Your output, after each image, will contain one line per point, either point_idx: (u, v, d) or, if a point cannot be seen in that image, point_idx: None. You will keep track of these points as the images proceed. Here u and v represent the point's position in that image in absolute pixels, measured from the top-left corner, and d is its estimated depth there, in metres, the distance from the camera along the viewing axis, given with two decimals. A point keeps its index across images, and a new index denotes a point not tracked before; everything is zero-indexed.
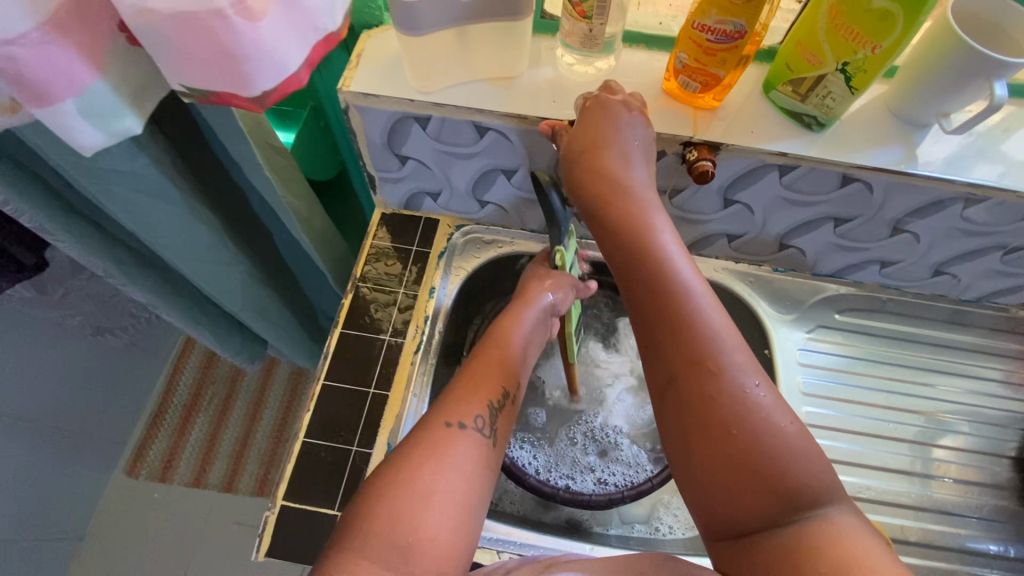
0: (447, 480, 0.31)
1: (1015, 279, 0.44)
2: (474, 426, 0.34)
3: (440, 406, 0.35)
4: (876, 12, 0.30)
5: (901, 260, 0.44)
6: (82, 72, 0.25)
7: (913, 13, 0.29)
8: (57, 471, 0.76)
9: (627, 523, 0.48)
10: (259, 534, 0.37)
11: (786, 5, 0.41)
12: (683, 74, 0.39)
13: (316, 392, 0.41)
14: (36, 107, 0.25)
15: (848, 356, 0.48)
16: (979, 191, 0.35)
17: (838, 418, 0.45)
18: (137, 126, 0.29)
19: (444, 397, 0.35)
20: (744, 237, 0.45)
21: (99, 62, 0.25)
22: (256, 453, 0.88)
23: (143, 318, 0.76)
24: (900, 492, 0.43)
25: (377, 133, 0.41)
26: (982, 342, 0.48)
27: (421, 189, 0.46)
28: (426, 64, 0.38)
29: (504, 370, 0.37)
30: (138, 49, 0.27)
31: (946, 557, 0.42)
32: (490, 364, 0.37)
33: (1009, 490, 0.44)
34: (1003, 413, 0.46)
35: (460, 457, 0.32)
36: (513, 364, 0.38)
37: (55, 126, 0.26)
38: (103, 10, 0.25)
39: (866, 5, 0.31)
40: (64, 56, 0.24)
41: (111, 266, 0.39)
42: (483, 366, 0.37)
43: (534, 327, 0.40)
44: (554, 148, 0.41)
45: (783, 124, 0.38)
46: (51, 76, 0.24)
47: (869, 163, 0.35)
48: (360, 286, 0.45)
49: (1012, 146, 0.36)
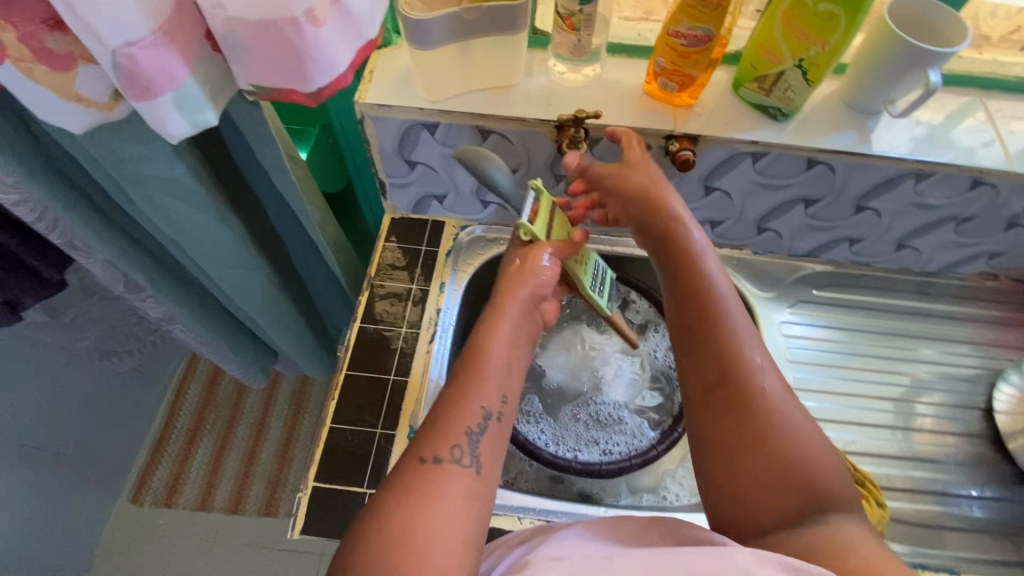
0: (427, 523, 0.30)
1: (970, 249, 0.52)
2: (453, 460, 0.33)
3: (416, 444, 0.34)
4: (822, 14, 0.37)
5: (866, 237, 0.52)
6: (180, 68, 0.26)
7: (853, 13, 0.36)
8: (100, 437, 0.94)
9: (635, 492, 0.49)
10: (292, 514, 0.43)
11: (746, 16, 0.48)
12: (662, 76, 0.43)
13: (339, 382, 0.48)
14: (138, 100, 0.26)
15: (829, 326, 0.55)
16: (927, 167, 0.44)
17: (820, 381, 0.52)
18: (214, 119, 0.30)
19: (421, 434, 0.34)
20: (725, 222, 0.52)
21: (190, 63, 0.26)
22: (268, 449, 1.06)
23: (148, 340, 0.93)
24: (885, 444, 0.49)
25: (390, 140, 0.47)
26: (951, 308, 0.56)
27: (428, 193, 0.53)
28: (432, 79, 0.43)
29: (484, 386, 0.35)
30: (220, 54, 0.28)
31: (929, 499, 0.47)
32: (468, 380, 0.35)
33: (981, 437, 0.50)
34: (973, 371, 0.53)
35: (441, 496, 0.31)
36: (497, 375, 0.36)
37: (151, 117, 0.27)
38: (195, 20, 0.26)
39: (814, 9, 0.37)
40: (170, 55, 0.25)
41: (137, 266, 0.50)
42: (458, 386, 0.35)
43: (515, 331, 0.37)
44: (551, 145, 0.46)
45: (753, 117, 0.45)
46: (156, 72, 0.25)
47: (830, 146, 0.43)
48: (376, 284, 0.53)
49: (950, 129, 0.45)
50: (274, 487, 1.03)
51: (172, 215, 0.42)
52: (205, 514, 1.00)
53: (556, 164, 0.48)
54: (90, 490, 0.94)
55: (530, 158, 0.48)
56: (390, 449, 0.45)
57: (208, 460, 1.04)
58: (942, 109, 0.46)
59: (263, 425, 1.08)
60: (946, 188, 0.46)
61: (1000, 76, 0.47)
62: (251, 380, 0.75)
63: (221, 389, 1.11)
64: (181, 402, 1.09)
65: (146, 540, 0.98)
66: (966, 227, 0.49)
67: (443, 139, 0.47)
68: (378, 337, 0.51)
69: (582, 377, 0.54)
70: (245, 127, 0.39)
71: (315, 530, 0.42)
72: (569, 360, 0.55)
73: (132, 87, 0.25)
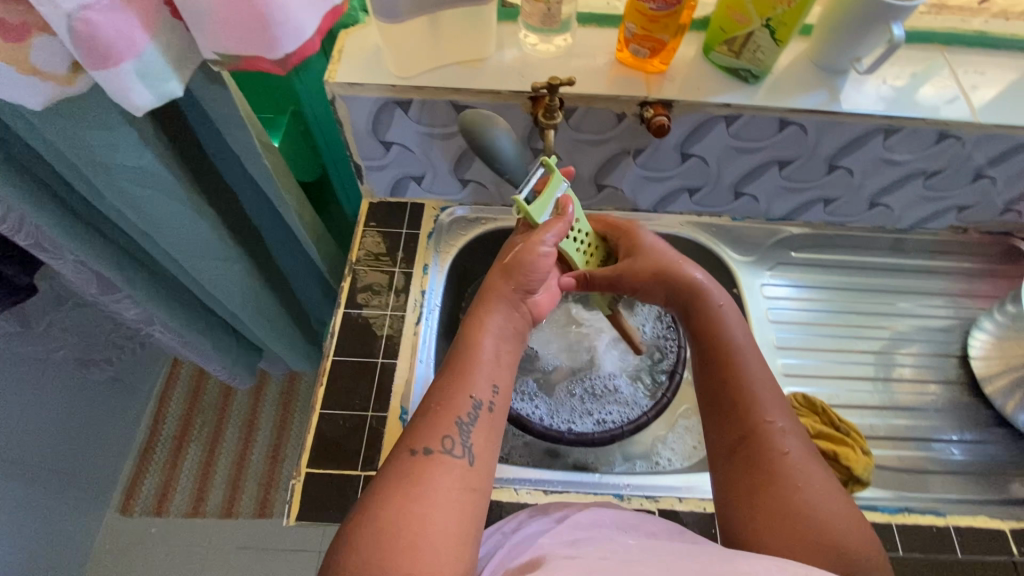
0: (421, 512, 0.30)
1: (939, 203, 0.53)
2: (445, 450, 0.33)
3: (410, 434, 0.34)
4: None
5: (840, 196, 0.53)
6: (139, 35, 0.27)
7: None
8: (84, 449, 0.92)
9: (630, 459, 0.49)
10: (287, 501, 0.42)
11: None
12: (634, 42, 0.43)
13: (327, 367, 0.48)
14: (99, 69, 0.27)
15: (809, 285, 0.56)
16: (895, 121, 0.45)
17: (802, 339, 0.54)
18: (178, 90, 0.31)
19: (416, 424, 0.34)
20: (703, 189, 0.53)
21: None
22: (259, 450, 1.05)
23: (126, 346, 0.92)
24: (868, 396, 0.51)
25: (363, 121, 0.47)
26: (924, 262, 0.57)
27: (405, 174, 0.53)
28: (402, 54, 0.42)
29: (475, 377, 0.36)
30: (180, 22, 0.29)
31: (912, 446, 0.49)
32: (456, 373, 0.36)
33: (958, 383, 0.52)
34: (947, 321, 0.55)
35: (437, 483, 0.31)
36: (486, 367, 0.36)
37: (114, 87, 0.28)
38: None
39: None
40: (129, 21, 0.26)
41: (111, 264, 0.49)
42: (448, 378, 0.36)
43: (503, 327, 0.38)
44: (527, 117, 0.46)
45: (725, 80, 0.45)
46: (116, 37, 0.26)
47: (801, 105, 0.44)
48: (358, 269, 0.52)
49: (914, 83, 0.46)
50: (267, 488, 1.02)
51: (143, 204, 0.41)
52: (198, 520, 0.99)
53: (533, 137, 0.48)
54: (77, 503, 0.92)
55: (507, 132, 0.48)
56: (382, 430, 0.45)
57: (198, 465, 1.03)
58: (907, 64, 0.47)
59: (252, 426, 1.06)
60: (912, 141, 0.47)
61: (959, 30, 0.48)
62: (237, 380, 0.74)
63: (206, 393, 1.09)
64: (166, 409, 1.07)
65: (139, 550, 0.96)
66: (935, 181, 0.50)
67: (419, 115, 0.46)
68: (364, 321, 0.50)
69: (571, 350, 0.55)
70: (212, 109, 0.38)
71: (310, 516, 0.42)
72: (557, 336, 0.55)
73: (93, 56, 0.26)
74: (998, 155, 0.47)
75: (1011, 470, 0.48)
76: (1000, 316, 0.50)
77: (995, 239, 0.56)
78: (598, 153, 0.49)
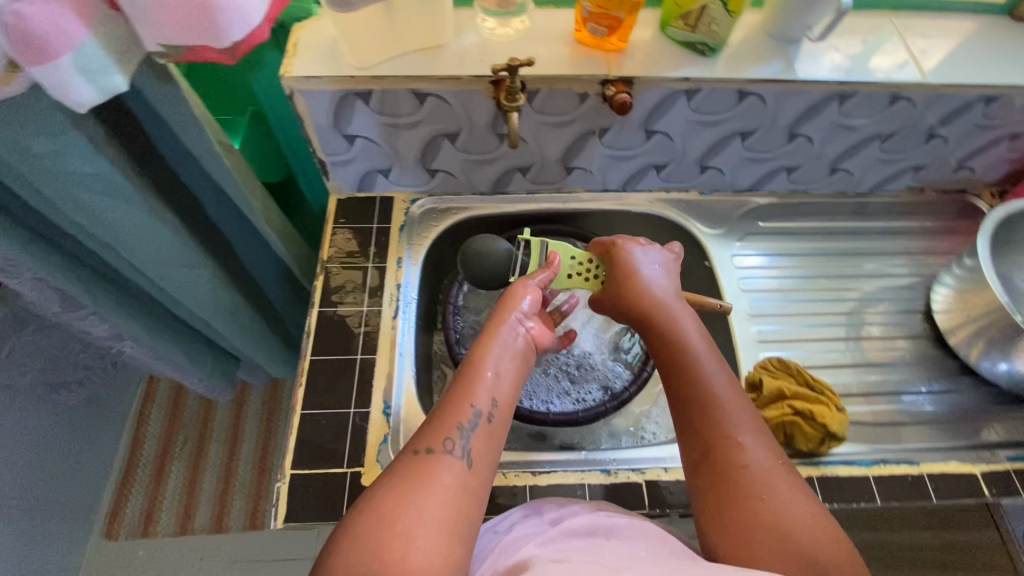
0: (418, 502, 0.29)
1: (897, 165, 0.55)
2: (448, 451, 0.32)
3: (417, 435, 0.33)
4: None
5: (801, 164, 0.54)
6: (75, 27, 0.27)
7: None
8: (65, 476, 0.89)
9: (615, 436, 0.50)
10: (275, 505, 0.42)
11: None
12: (591, 21, 0.43)
13: (306, 367, 0.47)
14: (35, 65, 0.27)
15: (778, 254, 0.57)
16: (847, 87, 0.46)
17: (774, 305, 0.55)
18: (123, 84, 0.30)
19: (422, 425, 0.33)
20: (669, 165, 0.53)
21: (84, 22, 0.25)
22: (246, 461, 1.03)
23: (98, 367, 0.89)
24: (840, 355, 0.53)
25: (323, 114, 0.46)
26: (886, 223, 0.59)
27: (371, 167, 0.52)
28: (358, 42, 0.42)
29: (476, 387, 0.35)
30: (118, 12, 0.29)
31: (885, 400, 0.51)
32: (457, 383, 0.35)
33: (925, 337, 0.54)
34: (911, 278, 0.57)
35: (436, 481, 0.30)
36: (487, 381, 0.35)
37: (53, 83, 0.27)
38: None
39: None
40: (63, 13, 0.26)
41: (73, 280, 0.47)
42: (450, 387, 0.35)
43: (508, 341, 0.38)
44: (490, 102, 0.46)
45: (683, 54, 0.46)
46: (51, 30, 0.26)
47: (758, 76, 0.45)
48: (331, 266, 0.52)
49: (865, 50, 0.47)
50: (257, 499, 1.00)
51: (100, 212, 0.40)
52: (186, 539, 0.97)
53: (497, 122, 0.48)
54: (60, 533, 0.89)
55: (471, 119, 0.47)
56: (366, 426, 0.45)
57: (183, 482, 1.01)
58: (856, 30, 0.48)
59: (236, 440, 1.05)
60: (866, 106, 0.48)
61: None
62: (216, 392, 0.73)
63: (187, 409, 1.07)
64: (145, 428, 1.05)
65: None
66: (890, 143, 0.52)
67: (380, 104, 0.46)
68: (339, 320, 0.49)
69: None
70: (164, 108, 0.38)
71: (300, 518, 0.41)
72: None
73: (28, 52, 0.26)
74: (948, 114, 0.49)
75: (980, 416, 0.49)
76: (959, 269, 0.50)
77: (951, 197, 0.58)
78: (563, 135, 0.49)
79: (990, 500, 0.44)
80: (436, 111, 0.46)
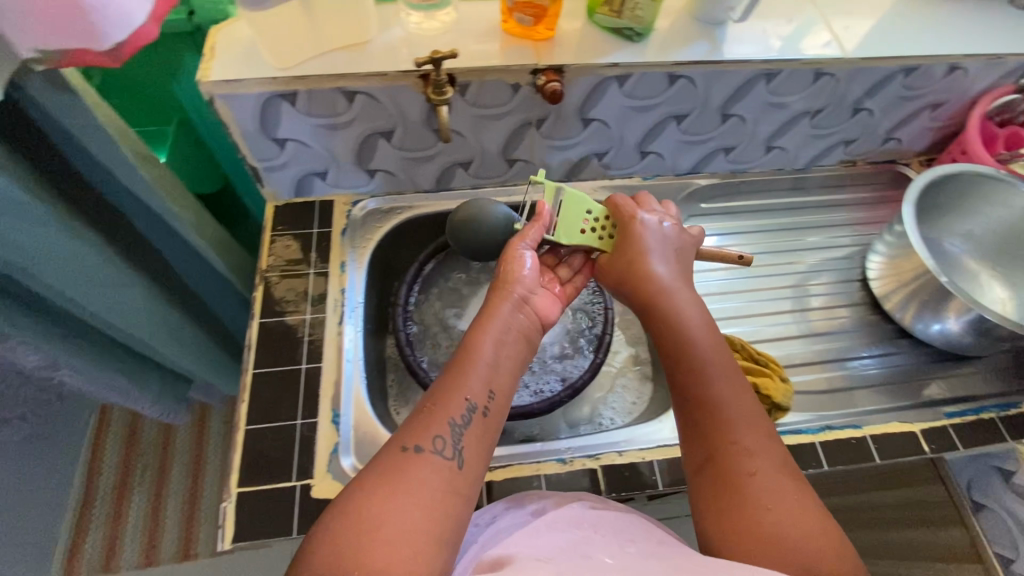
0: (403, 505, 0.29)
1: (828, 140, 0.57)
2: (435, 451, 0.32)
3: (404, 428, 0.33)
4: None
5: (738, 144, 0.55)
6: None
7: None
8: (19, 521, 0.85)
9: (574, 424, 0.50)
10: (220, 527, 0.40)
11: None
12: (517, 10, 0.44)
13: (247, 381, 0.46)
14: None
15: (723, 233, 0.58)
16: (772, 66, 0.47)
17: (720, 283, 0.56)
18: None
19: (409, 419, 0.34)
20: (609, 152, 0.53)
21: None
22: (211, 483, 1.00)
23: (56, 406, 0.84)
24: (788, 328, 0.54)
25: (249, 119, 0.45)
26: (823, 196, 0.61)
27: (308, 171, 0.51)
28: (277, 41, 0.41)
29: (470, 380, 0.35)
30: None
31: (831, 367, 0.52)
32: (453, 374, 0.35)
33: (865, 303, 0.56)
34: (851, 248, 0.59)
35: (420, 482, 0.30)
36: (481, 371, 0.36)
37: None
38: None
39: None
40: None
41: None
42: (444, 382, 0.35)
43: (501, 328, 0.38)
44: (422, 97, 0.45)
45: (611, 40, 0.46)
46: None
47: (684, 58, 0.45)
48: (269, 276, 0.50)
49: (787, 28, 0.48)
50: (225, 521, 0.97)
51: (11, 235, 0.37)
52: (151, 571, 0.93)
53: (430, 117, 0.47)
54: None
55: (405, 116, 0.47)
56: (315, 436, 0.44)
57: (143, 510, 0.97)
58: (776, 10, 0.50)
59: (200, 463, 1.01)
60: (792, 83, 0.49)
61: None
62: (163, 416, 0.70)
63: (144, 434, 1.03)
64: (100, 459, 1.00)
65: None
66: (820, 119, 0.53)
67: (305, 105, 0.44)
68: (283, 330, 0.48)
69: None
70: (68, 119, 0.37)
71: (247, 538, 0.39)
72: None
73: None
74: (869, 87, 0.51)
75: (920, 375, 0.52)
76: (889, 237, 0.52)
77: (882, 168, 0.61)
78: (498, 128, 0.49)
79: (928, 454, 0.45)
80: (368, 108, 0.45)
